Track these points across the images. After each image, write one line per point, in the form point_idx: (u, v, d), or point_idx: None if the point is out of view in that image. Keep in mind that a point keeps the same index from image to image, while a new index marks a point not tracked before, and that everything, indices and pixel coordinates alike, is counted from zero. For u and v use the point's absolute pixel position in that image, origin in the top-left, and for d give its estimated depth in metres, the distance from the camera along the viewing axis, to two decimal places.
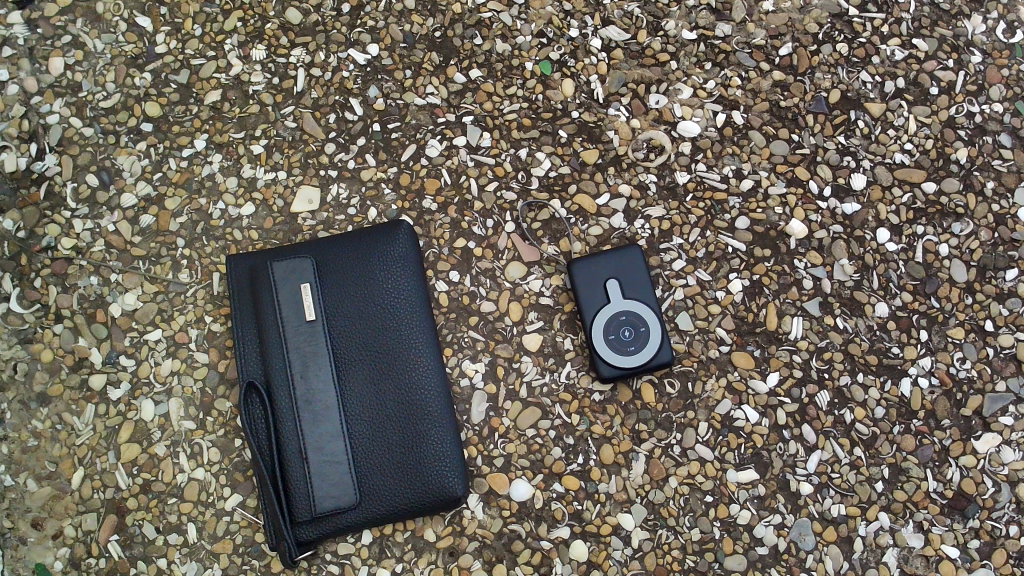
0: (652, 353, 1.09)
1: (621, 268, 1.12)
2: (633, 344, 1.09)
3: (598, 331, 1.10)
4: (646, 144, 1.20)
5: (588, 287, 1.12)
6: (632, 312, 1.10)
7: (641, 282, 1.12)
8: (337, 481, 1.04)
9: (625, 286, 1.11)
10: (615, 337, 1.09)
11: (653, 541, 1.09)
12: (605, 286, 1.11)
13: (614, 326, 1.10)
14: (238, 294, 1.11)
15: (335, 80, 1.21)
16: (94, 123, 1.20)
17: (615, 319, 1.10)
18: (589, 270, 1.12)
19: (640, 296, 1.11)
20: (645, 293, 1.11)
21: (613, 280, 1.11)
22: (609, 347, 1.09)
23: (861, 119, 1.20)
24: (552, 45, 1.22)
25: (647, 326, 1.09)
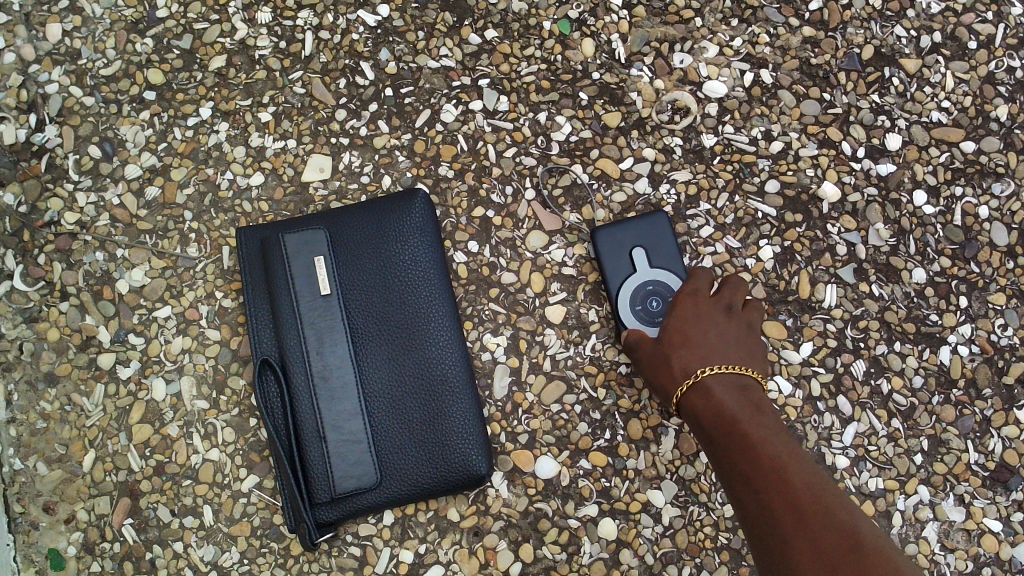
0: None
1: (648, 234, 1.07)
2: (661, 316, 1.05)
3: (624, 301, 1.06)
4: (671, 106, 1.14)
5: (613, 254, 1.07)
6: (661, 282, 1.06)
7: (669, 250, 1.07)
8: (357, 460, 1.01)
9: (653, 254, 1.07)
10: (641, 308, 1.05)
11: (684, 518, 1.05)
12: (631, 255, 1.07)
13: (641, 297, 1.05)
14: (249, 267, 1.06)
15: (344, 43, 1.16)
16: (95, 92, 1.15)
17: (642, 289, 1.06)
18: (614, 236, 1.07)
19: (669, 265, 1.06)
20: (673, 261, 1.07)
21: (639, 249, 1.07)
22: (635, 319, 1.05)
23: (896, 76, 1.15)
24: (571, 3, 1.16)
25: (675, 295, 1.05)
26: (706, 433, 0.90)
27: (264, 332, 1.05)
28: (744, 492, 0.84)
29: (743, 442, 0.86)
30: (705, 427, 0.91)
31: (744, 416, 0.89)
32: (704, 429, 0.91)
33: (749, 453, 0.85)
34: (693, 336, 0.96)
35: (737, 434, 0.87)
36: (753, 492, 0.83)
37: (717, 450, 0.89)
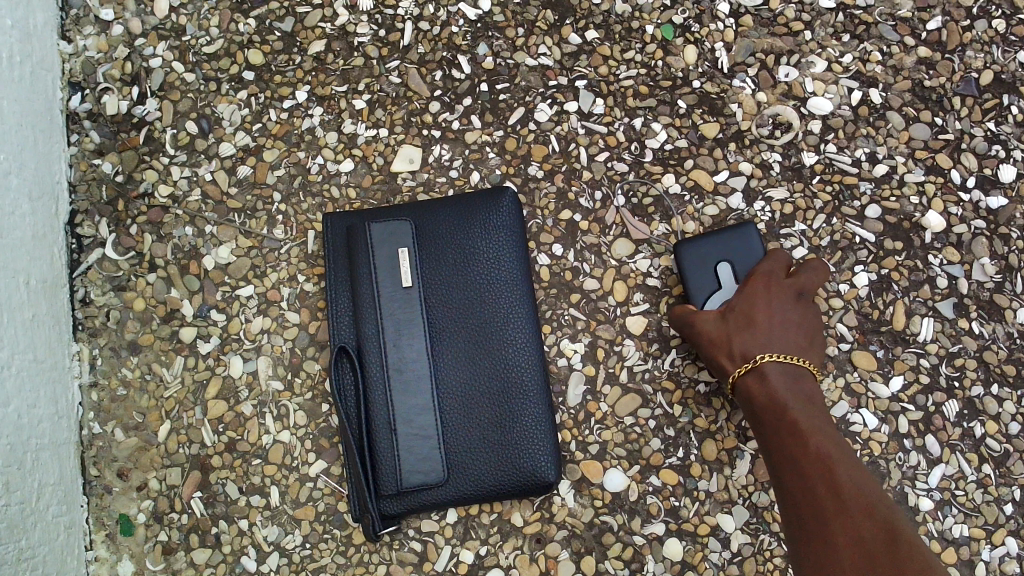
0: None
1: (740, 253, 1.03)
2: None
3: None
4: (772, 120, 1.11)
5: (700, 271, 1.04)
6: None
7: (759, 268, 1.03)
8: (426, 455, 1.00)
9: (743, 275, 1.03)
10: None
11: (754, 546, 1.02)
12: (720, 273, 1.03)
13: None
14: (334, 254, 1.06)
15: (443, 35, 1.15)
16: (196, 69, 1.17)
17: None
18: (703, 252, 1.04)
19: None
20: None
21: (725, 263, 1.03)
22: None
23: (1015, 104, 1.09)
24: (676, 8, 1.13)
25: None
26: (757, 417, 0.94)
27: (343, 319, 1.05)
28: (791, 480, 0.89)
29: (790, 429, 0.91)
30: (756, 412, 0.94)
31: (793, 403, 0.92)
32: (754, 413, 0.95)
33: (796, 441, 0.90)
34: (753, 318, 0.97)
35: (784, 423, 0.91)
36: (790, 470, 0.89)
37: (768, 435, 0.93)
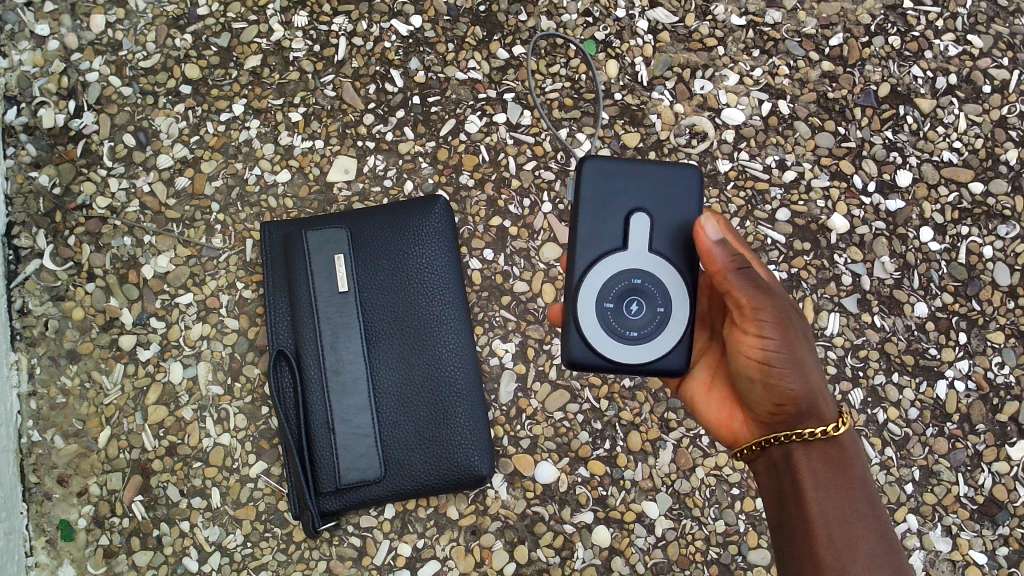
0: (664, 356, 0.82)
1: (658, 199, 0.85)
2: (638, 326, 0.82)
3: (597, 283, 0.82)
4: (689, 130, 1.18)
5: (598, 209, 0.84)
6: (651, 275, 0.83)
7: (682, 238, 0.85)
8: (363, 453, 1.04)
9: (655, 231, 0.84)
10: (614, 305, 0.82)
11: (676, 531, 1.08)
12: (627, 219, 0.84)
13: (617, 291, 0.82)
14: (271, 261, 1.10)
15: (376, 50, 1.20)
16: (133, 83, 1.19)
17: (625, 275, 0.82)
18: (607, 183, 0.84)
19: (672, 255, 0.84)
20: (679, 254, 0.84)
21: (643, 218, 0.84)
22: (599, 318, 0.82)
23: (910, 114, 1.18)
24: (598, 25, 1.20)
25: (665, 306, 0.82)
26: (817, 458, 0.80)
27: (281, 323, 1.09)
28: (834, 534, 0.78)
29: (870, 496, 0.81)
30: (817, 455, 0.80)
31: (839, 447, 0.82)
32: (811, 457, 0.80)
33: (867, 505, 0.80)
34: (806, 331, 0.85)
35: (867, 488, 0.81)
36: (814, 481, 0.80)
37: (826, 483, 0.80)
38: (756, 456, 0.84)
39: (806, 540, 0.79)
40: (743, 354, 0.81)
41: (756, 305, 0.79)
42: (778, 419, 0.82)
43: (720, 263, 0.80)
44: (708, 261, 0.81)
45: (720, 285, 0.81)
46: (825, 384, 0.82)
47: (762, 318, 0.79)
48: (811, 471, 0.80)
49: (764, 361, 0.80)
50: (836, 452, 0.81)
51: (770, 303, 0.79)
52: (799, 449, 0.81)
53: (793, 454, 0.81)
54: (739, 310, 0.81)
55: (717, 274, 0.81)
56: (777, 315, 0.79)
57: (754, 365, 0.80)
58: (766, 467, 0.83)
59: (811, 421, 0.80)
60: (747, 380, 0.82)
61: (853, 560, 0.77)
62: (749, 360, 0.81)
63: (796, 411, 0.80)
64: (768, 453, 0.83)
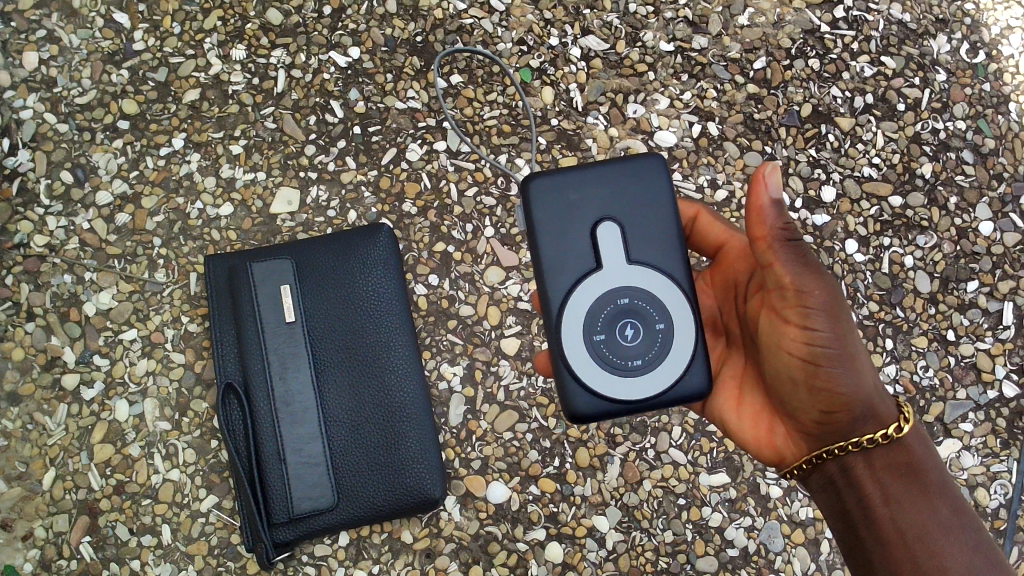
0: (676, 370, 0.84)
1: (619, 202, 0.86)
2: (639, 348, 0.84)
3: (583, 317, 0.84)
4: (624, 153, 1.22)
5: (561, 235, 0.86)
6: (635, 287, 0.85)
7: (660, 242, 0.87)
8: (316, 482, 1.05)
9: (627, 238, 0.86)
10: (605, 335, 0.84)
11: (627, 543, 1.11)
12: (593, 237, 0.85)
13: (606, 318, 0.84)
14: (216, 294, 1.10)
15: (315, 82, 1.21)
16: (69, 119, 1.19)
17: (609, 299, 0.84)
18: (562, 205, 0.86)
19: (652, 257, 0.86)
20: (658, 252, 0.86)
21: (614, 233, 0.85)
22: (590, 348, 0.84)
23: (831, 133, 1.24)
24: (532, 53, 1.23)
25: (660, 321, 0.84)
26: (878, 464, 0.83)
27: (228, 356, 1.09)
28: (911, 543, 0.82)
29: (945, 495, 0.84)
30: (879, 465, 0.83)
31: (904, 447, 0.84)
32: (872, 466, 0.83)
33: (943, 506, 0.84)
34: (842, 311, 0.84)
35: (932, 484, 0.84)
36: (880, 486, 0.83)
37: (895, 493, 0.83)
38: (809, 472, 0.87)
39: (883, 552, 0.83)
40: (788, 351, 0.82)
41: (802, 289, 0.78)
42: (826, 424, 0.83)
43: (771, 228, 0.77)
44: (755, 224, 0.78)
45: (761, 253, 0.79)
46: (872, 376, 0.83)
47: (809, 307, 0.79)
48: (875, 481, 0.83)
49: (810, 359, 0.80)
50: (901, 458, 0.84)
51: (818, 286, 0.79)
52: (858, 459, 0.84)
53: (852, 467, 0.84)
54: (782, 293, 0.80)
55: (762, 241, 0.78)
56: (825, 302, 0.79)
57: (798, 362, 0.81)
58: (822, 483, 0.86)
59: (867, 423, 0.83)
60: (791, 381, 0.83)
61: (939, 566, 0.81)
62: (795, 358, 0.81)
63: (847, 412, 0.82)
64: (823, 468, 0.85)
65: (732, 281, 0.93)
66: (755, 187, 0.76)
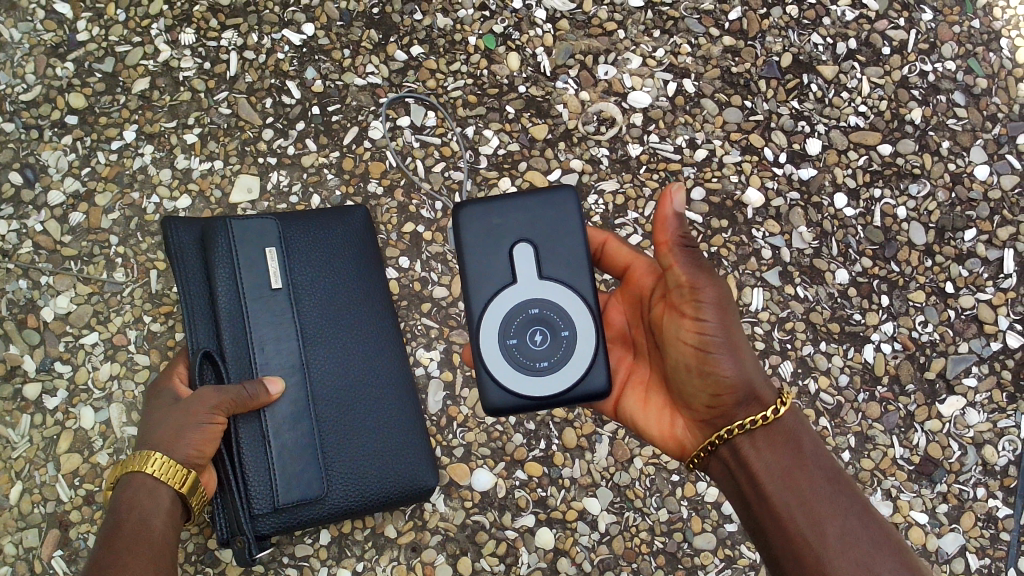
0: (577, 378, 0.81)
1: (537, 223, 0.83)
2: (546, 353, 0.81)
3: (496, 326, 0.81)
4: (597, 117, 1.16)
5: (479, 248, 0.83)
6: (547, 300, 0.82)
7: (572, 257, 0.83)
8: (301, 469, 0.95)
9: (541, 255, 0.82)
10: (517, 340, 0.81)
11: (620, 524, 1.06)
12: (510, 252, 0.82)
13: (518, 325, 0.81)
14: (180, 253, 0.97)
15: (270, 63, 1.15)
16: (14, 118, 1.14)
17: (521, 309, 0.81)
18: (484, 223, 0.83)
19: (564, 274, 0.83)
20: (571, 270, 0.83)
21: (527, 248, 0.82)
22: (502, 353, 0.81)
23: (814, 82, 1.18)
24: (495, 18, 1.17)
25: (570, 329, 0.81)
26: (762, 440, 0.77)
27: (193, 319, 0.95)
28: (798, 516, 0.74)
29: (831, 473, 0.76)
30: (764, 444, 0.76)
31: (790, 421, 0.78)
32: (758, 446, 0.77)
33: (832, 484, 0.75)
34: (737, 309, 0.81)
35: (820, 460, 0.77)
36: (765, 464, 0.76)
37: (779, 466, 0.76)
38: (707, 460, 0.80)
39: (781, 535, 0.74)
40: (682, 340, 0.77)
41: (697, 286, 0.74)
42: (717, 414, 0.78)
43: (670, 235, 0.72)
44: (657, 230, 0.73)
45: (663, 258, 0.74)
46: (758, 363, 0.78)
47: (701, 299, 0.74)
48: (762, 460, 0.76)
49: (700, 347, 0.75)
50: (781, 436, 0.77)
51: (711, 283, 0.74)
52: (744, 441, 0.77)
53: (739, 447, 0.77)
54: (679, 289, 0.75)
55: (662, 246, 0.73)
56: (718, 297, 0.74)
57: (691, 351, 0.76)
58: (721, 468, 0.80)
59: (751, 407, 0.77)
60: (684, 370, 0.78)
61: (824, 538, 0.72)
62: (687, 347, 0.77)
63: (734, 399, 0.76)
64: (717, 454, 0.79)
65: (638, 296, 0.87)
66: (661, 199, 0.71)
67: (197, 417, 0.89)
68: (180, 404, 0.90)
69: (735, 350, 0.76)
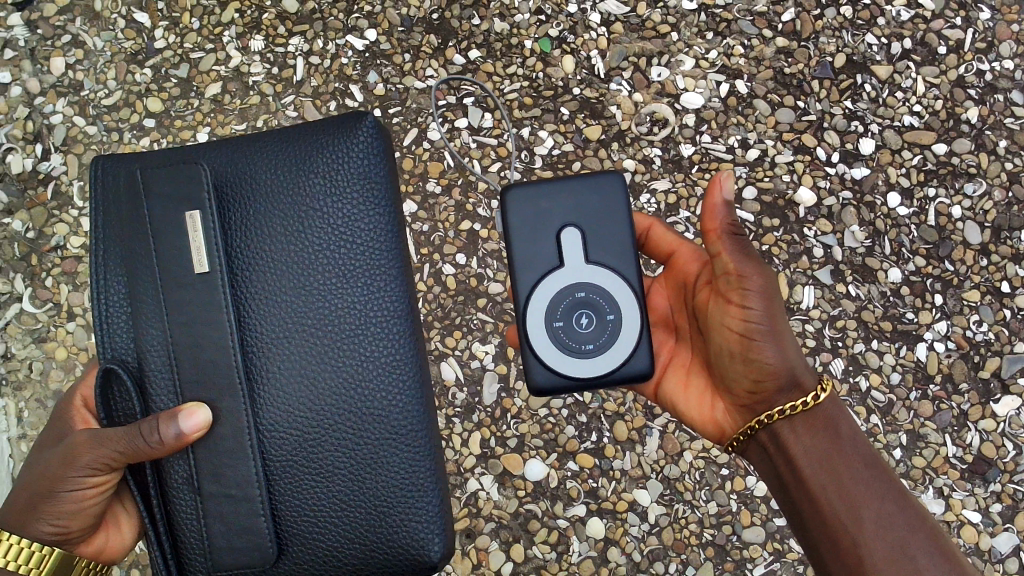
0: (619, 361, 0.84)
1: (585, 210, 0.85)
2: (591, 336, 0.84)
3: (542, 308, 0.84)
4: (650, 118, 1.18)
5: (528, 234, 0.86)
6: (593, 285, 0.84)
7: (618, 244, 0.85)
8: (247, 522, 0.75)
9: (588, 241, 0.85)
10: (563, 322, 0.84)
11: (670, 516, 1.09)
12: (557, 237, 0.85)
13: (564, 308, 0.84)
14: (101, 209, 0.77)
15: (334, 67, 1.20)
16: (97, 121, 1.21)
17: (567, 293, 0.84)
18: (533, 210, 0.85)
19: (610, 260, 0.85)
20: (618, 256, 0.85)
21: (574, 235, 0.85)
22: (548, 334, 0.84)
23: (868, 82, 1.18)
24: (551, 22, 1.20)
25: (614, 313, 0.84)
26: (800, 424, 0.78)
27: (111, 312, 0.76)
28: (834, 499, 0.75)
29: (869, 458, 0.77)
30: (803, 429, 0.78)
31: (830, 407, 0.79)
32: (796, 431, 0.78)
33: (869, 468, 0.76)
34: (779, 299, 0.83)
35: (858, 445, 0.78)
36: (803, 448, 0.77)
37: (817, 449, 0.77)
38: (746, 445, 0.82)
39: (817, 518, 0.76)
40: (727, 327, 0.79)
41: (744, 273, 0.77)
42: (758, 399, 0.80)
43: (719, 223, 0.76)
44: (706, 218, 0.77)
45: (711, 246, 0.78)
46: (799, 351, 0.80)
47: (747, 286, 0.77)
48: (800, 444, 0.78)
49: (744, 334, 0.78)
50: (820, 422, 0.78)
51: (758, 272, 0.77)
52: (783, 425, 0.78)
53: (778, 432, 0.78)
54: (725, 277, 0.78)
55: (711, 234, 0.77)
56: (762, 285, 0.77)
57: (735, 337, 0.79)
58: (760, 452, 0.81)
59: (791, 394, 0.78)
60: (726, 356, 0.80)
61: (859, 522, 0.74)
62: (730, 332, 0.79)
63: (776, 385, 0.78)
64: (756, 438, 0.80)
65: (682, 283, 0.89)
66: (710, 187, 0.76)
67: (62, 482, 0.76)
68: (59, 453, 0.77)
69: (777, 336, 0.78)
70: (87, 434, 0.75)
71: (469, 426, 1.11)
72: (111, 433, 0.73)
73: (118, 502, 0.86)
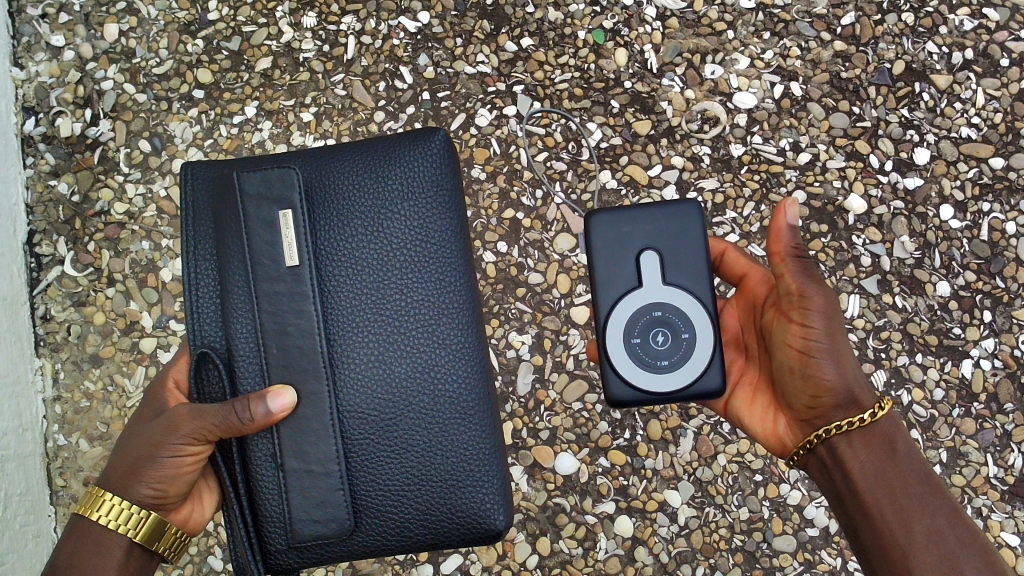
0: (692, 377, 0.82)
1: (662, 234, 0.84)
2: (666, 352, 0.83)
3: (620, 326, 0.83)
4: (701, 116, 1.17)
5: (605, 254, 0.85)
6: (671, 306, 0.83)
7: (694, 271, 0.84)
8: (326, 499, 0.76)
9: (665, 265, 0.84)
10: (640, 339, 0.83)
11: (700, 519, 1.07)
12: (635, 258, 0.84)
13: (641, 325, 0.83)
14: (192, 214, 0.80)
15: (385, 48, 1.20)
16: (147, 89, 1.21)
17: (644, 312, 0.83)
18: (612, 232, 0.85)
19: (686, 282, 0.84)
20: (692, 282, 0.84)
21: (652, 257, 0.84)
22: (624, 350, 0.83)
23: (926, 91, 1.16)
24: (606, 13, 1.19)
25: (691, 331, 0.83)
26: (857, 438, 0.76)
27: (206, 301, 0.79)
28: (886, 511, 0.73)
29: (926, 475, 0.75)
30: (860, 443, 0.76)
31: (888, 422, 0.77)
32: (853, 445, 0.76)
33: (925, 485, 0.74)
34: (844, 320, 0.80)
35: (915, 461, 0.75)
36: (859, 462, 0.76)
37: (871, 463, 0.75)
38: (807, 459, 0.81)
39: (870, 531, 0.74)
40: (788, 344, 0.78)
41: (804, 294, 0.76)
42: (816, 414, 0.79)
43: (783, 246, 0.75)
44: (770, 241, 0.77)
45: (775, 268, 0.77)
46: (859, 368, 0.78)
47: (808, 306, 0.76)
48: (855, 457, 0.76)
49: (804, 351, 0.77)
50: (877, 435, 0.76)
51: (820, 292, 0.76)
52: (841, 439, 0.77)
53: (834, 445, 0.77)
54: (788, 297, 0.77)
55: (775, 256, 0.77)
56: (825, 305, 0.76)
57: (795, 354, 0.78)
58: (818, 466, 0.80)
59: (849, 411, 0.77)
60: (787, 372, 0.79)
61: (910, 535, 0.72)
62: (791, 349, 0.78)
63: (834, 401, 0.77)
64: (814, 452, 0.79)
65: (751, 303, 0.87)
66: (775, 214, 0.76)
67: (162, 448, 0.76)
68: (152, 426, 0.77)
69: (834, 355, 0.76)
70: (191, 406, 0.75)
71: (502, 415, 1.10)
72: (211, 407, 0.74)
73: (201, 478, 0.86)
